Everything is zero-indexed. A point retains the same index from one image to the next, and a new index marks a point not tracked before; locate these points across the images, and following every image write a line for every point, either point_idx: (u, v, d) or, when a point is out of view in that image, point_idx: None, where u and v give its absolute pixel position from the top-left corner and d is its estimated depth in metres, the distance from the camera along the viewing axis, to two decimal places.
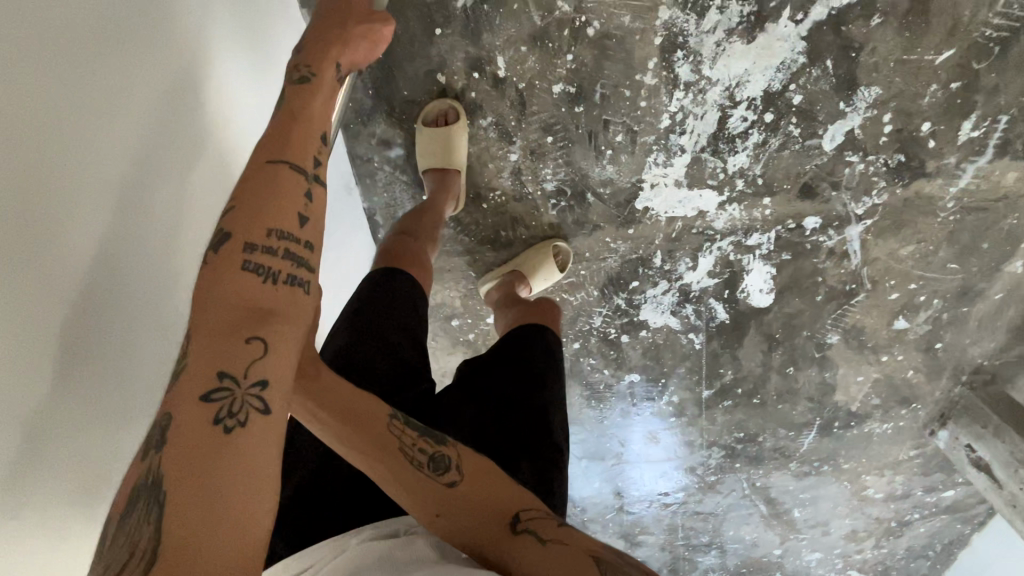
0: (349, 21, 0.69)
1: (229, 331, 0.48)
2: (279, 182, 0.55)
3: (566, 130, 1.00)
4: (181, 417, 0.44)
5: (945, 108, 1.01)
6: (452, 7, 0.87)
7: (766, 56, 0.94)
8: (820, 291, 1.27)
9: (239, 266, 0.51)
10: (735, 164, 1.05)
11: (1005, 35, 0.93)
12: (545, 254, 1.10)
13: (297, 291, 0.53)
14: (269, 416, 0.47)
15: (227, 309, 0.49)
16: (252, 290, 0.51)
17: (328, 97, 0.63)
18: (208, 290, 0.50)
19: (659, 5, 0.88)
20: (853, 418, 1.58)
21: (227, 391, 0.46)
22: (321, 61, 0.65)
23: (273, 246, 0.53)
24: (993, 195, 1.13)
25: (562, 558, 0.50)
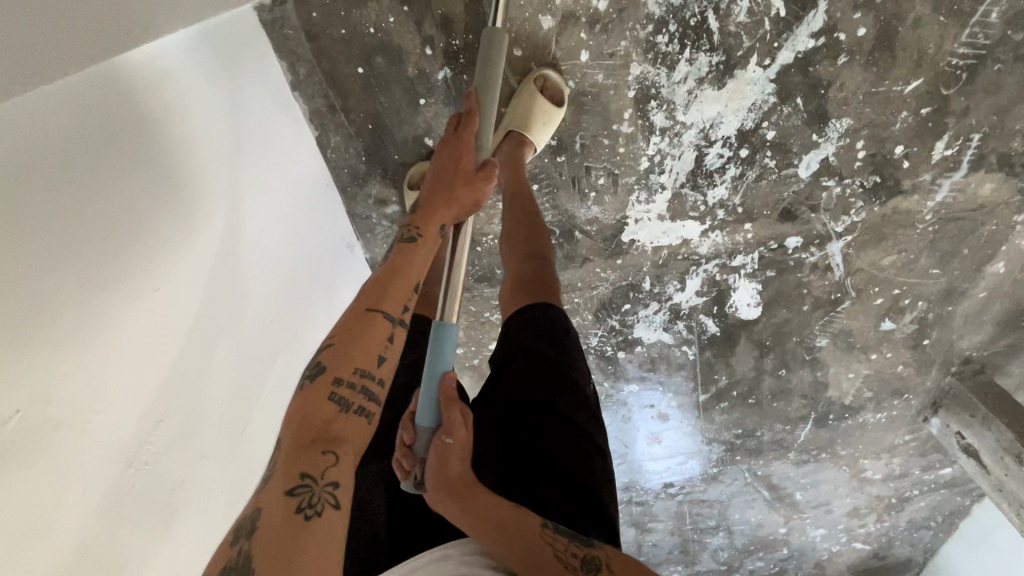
0: (457, 180, 0.75)
1: (310, 441, 0.53)
2: (372, 329, 0.61)
3: (550, 177, 1.06)
4: (268, 509, 0.48)
5: (917, 131, 1.04)
6: (433, 79, 0.92)
7: (737, 99, 0.98)
8: (806, 301, 1.33)
9: (326, 391, 0.56)
10: (715, 196, 1.10)
11: (970, 62, 0.96)
12: (529, 97, 0.91)
13: (366, 421, 0.58)
14: (338, 510, 0.50)
15: (313, 425, 0.54)
16: (332, 416, 0.56)
17: (426, 257, 0.71)
18: (299, 408, 0.55)
19: (630, 62, 0.92)
20: (847, 410, 1.64)
21: (310, 488, 0.49)
22: (428, 224, 0.73)
23: (355, 380, 0.58)
24: (970, 205, 1.17)
25: None
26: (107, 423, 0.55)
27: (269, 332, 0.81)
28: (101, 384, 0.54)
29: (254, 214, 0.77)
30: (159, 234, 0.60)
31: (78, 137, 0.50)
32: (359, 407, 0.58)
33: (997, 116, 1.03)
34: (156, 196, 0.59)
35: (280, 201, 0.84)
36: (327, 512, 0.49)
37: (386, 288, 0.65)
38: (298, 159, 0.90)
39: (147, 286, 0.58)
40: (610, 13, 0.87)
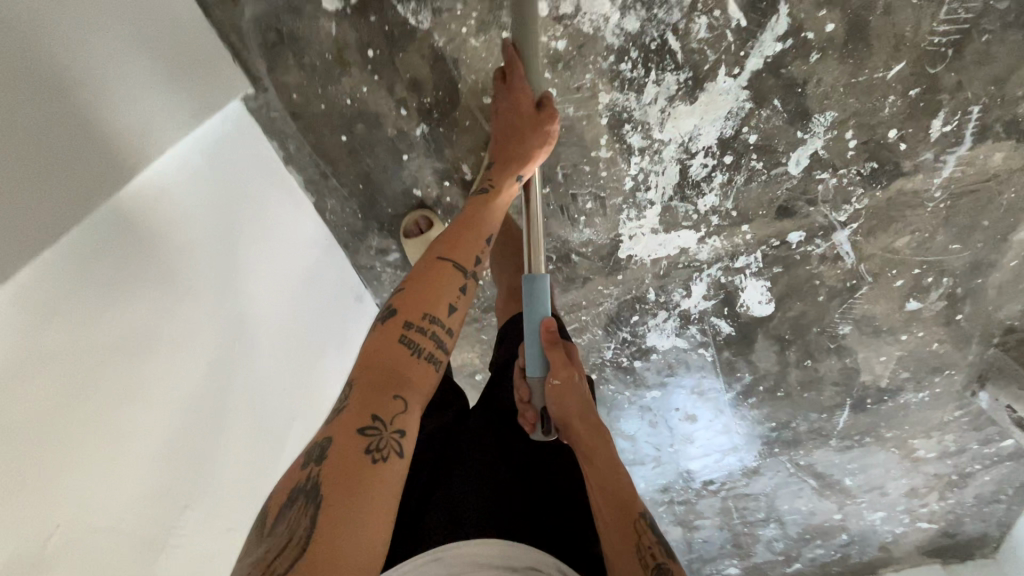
0: (528, 132, 0.84)
1: (377, 388, 0.57)
2: (446, 280, 0.68)
3: (538, 208, 1.09)
4: (347, 452, 0.52)
5: (909, 113, 1.01)
6: (412, 136, 0.96)
7: (711, 110, 0.98)
8: (821, 291, 1.30)
9: (399, 334, 0.62)
10: (706, 204, 1.10)
11: (955, 38, 0.92)
12: None
13: (435, 368, 0.63)
14: (405, 459, 0.55)
15: (390, 371, 0.59)
16: (407, 361, 0.61)
17: (497, 207, 0.81)
18: (376, 349, 0.61)
19: (598, 92, 0.94)
20: (885, 392, 1.59)
21: (380, 435, 0.54)
22: (502, 177, 0.84)
23: (427, 326, 0.64)
24: (982, 177, 1.12)
25: None
26: (131, 509, 0.63)
27: (275, 402, 0.88)
28: (115, 481, 0.61)
29: (252, 295, 0.84)
30: (161, 338, 0.67)
31: (69, 271, 0.57)
32: (428, 354, 0.63)
33: (995, 85, 0.99)
34: (155, 300, 0.67)
35: (278, 265, 0.91)
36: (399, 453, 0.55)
37: (462, 249, 0.73)
38: (293, 228, 0.97)
39: (153, 386, 0.66)
40: (570, 51, 0.89)
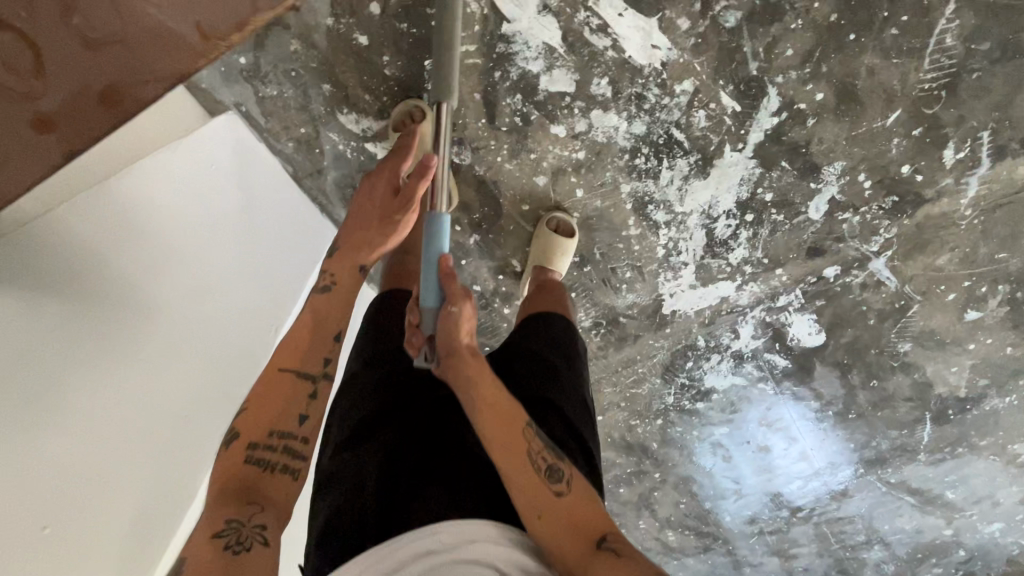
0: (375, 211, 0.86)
1: (235, 495, 0.63)
2: (282, 389, 0.72)
3: (583, 284, 1.23)
4: (196, 555, 0.57)
5: (917, 148, 1.08)
6: (467, 244, 1.15)
7: (725, 180, 1.09)
8: (870, 315, 1.33)
9: (242, 456, 0.67)
10: (737, 256, 1.20)
11: (945, 81, 1.00)
12: (544, 237, 1.09)
13: (292, 477, 0.68)
14: (269, 548, 0.60)
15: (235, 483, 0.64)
16: (253, 475, 0.66)
17: (343, 300, 0.81)
18: (221, 474, 0.65)
19: (619, 185, 1.08)
20: (966, 401, 1.55)
21: (238, 529, 0.59)
22: (341, 269, 0.83)
23: (274, 444, 0.68)
24: (1011, 190, 1.15)
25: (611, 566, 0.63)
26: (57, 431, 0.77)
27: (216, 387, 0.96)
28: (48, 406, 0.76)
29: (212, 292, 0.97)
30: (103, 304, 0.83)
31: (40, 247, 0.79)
32: (280, 465, 0.68)
33: (1000, 110, 1.04)
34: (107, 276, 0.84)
35: (239, 284, 1.00)
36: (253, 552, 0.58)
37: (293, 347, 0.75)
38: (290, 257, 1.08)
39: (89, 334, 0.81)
40: (589, 158, 1.04)
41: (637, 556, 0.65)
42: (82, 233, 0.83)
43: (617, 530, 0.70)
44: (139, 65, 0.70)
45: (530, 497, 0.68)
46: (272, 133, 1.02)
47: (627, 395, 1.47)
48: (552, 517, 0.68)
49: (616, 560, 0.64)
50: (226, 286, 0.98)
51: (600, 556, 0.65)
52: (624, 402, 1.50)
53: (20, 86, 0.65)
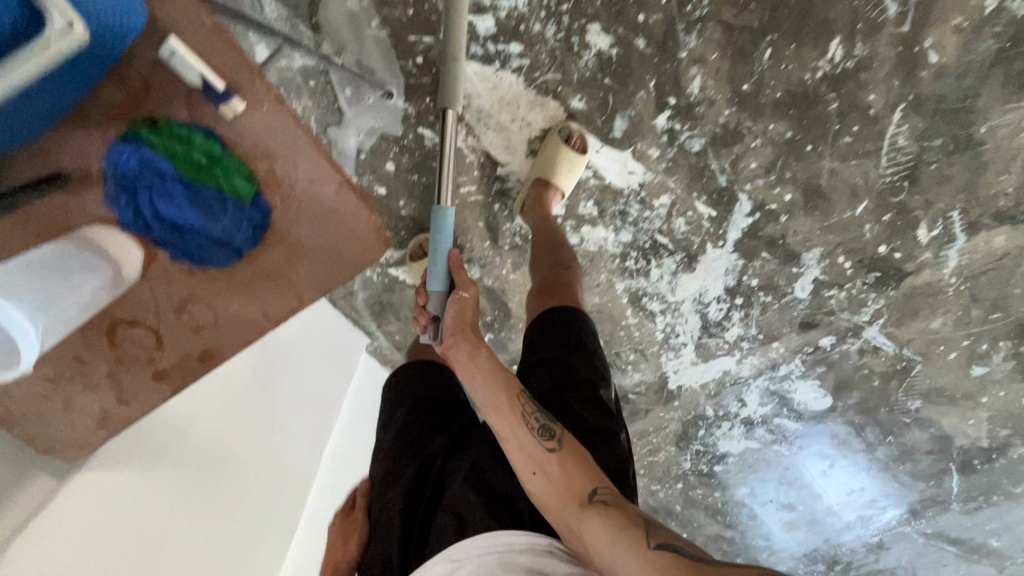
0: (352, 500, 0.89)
1: None
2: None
3: None
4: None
5: (891, 231, 1.16)
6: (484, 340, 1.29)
7: (711, 271, 1.20)
8: (873, 377, 1.38)
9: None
10: (733, 335, 1.29)
11: (905, 173, 1.09)
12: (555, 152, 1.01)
13: None
14: None
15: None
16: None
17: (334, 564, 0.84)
18: None
19: (614, 284, 1.20)
20: (992, 451, 1.55)
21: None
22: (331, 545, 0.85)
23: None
24: (992, 257, 1.20)
25: (610, 526, 0.63)
26: None
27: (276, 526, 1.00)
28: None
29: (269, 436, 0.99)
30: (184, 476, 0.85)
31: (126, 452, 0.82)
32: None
33: (964, 192, 1.11)
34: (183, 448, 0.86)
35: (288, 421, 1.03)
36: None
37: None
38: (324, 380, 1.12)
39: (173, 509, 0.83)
40: (584, 263, 1.18)
41: (625, 505, 0.67)
42: (178, 408, 0.87)
43: (611, 484, 0.70)
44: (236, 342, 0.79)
45: (524, 451, 0.71)
46: None
47: (645, 461, 1.55)
48: (551, 474, 0.69)
49: (606, 510, 0.65)
50: (281, 427, 1.01)
51: (593, 508, 0.66)
52: (644, 467, 1.58)
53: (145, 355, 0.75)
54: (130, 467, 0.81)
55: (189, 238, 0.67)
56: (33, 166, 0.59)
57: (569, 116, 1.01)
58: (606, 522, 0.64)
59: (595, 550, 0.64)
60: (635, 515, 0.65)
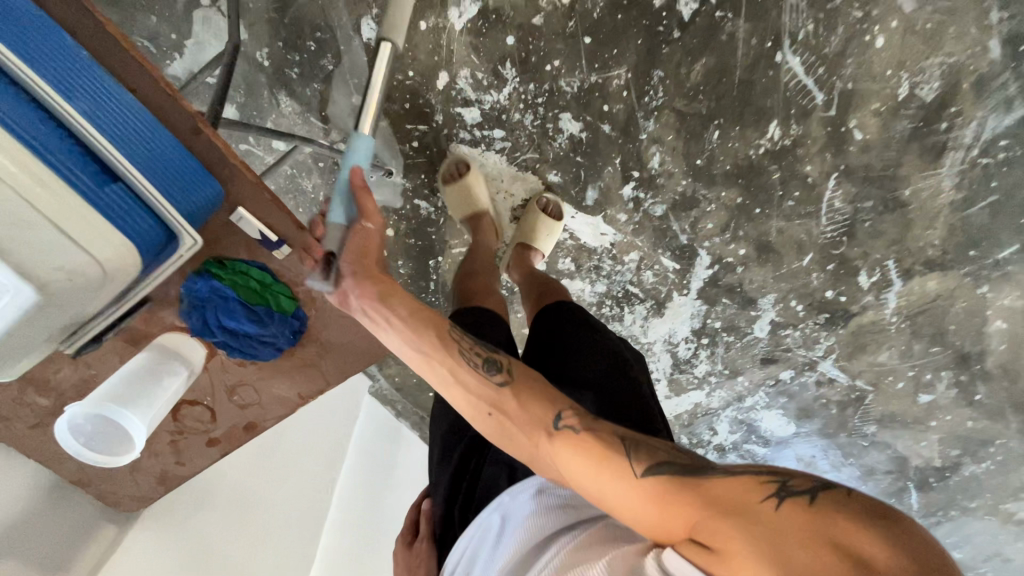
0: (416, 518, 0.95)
1: None
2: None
3: None
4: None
5: (835, 278, 1.31)
6: None
7: (678, 316, 1.34)
8: (831, 405, 1.52)
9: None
10: (701, 370, 1.43)
11: (843, 230, 1.24)
12: (533, 215, 1.15)
13: None
14: None
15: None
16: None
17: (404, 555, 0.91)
18: None
19: None
20: (945, 470, 1.67)
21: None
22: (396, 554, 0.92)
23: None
24: (927, 299, 1.35)
25: (598, 461, 0.58)
26: None
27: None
28: None
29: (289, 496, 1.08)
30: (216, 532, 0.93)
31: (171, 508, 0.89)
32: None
33: (896, 244, 1.27)
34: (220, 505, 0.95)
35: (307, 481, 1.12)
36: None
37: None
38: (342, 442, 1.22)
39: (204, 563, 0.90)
40: None
41: (594, 425, 0.62)
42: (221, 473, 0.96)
43: (569, 401, 0.66)
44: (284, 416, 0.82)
45: (475, 396, 0.65)
46: None
47: None
48: (509, 414, 0.64)
49: (574, 438, 0.60)
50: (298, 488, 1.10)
51: (561, 435, 0.61)
52: None
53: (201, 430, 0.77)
54: (171, 522, 0.88)
55: (243, 341, 0.69)
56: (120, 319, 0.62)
57: (547, 188, 1.16)
58: (577, 450, 0.59)
59: (571, 478, 0.60)
60: (605, 434, 0.60)
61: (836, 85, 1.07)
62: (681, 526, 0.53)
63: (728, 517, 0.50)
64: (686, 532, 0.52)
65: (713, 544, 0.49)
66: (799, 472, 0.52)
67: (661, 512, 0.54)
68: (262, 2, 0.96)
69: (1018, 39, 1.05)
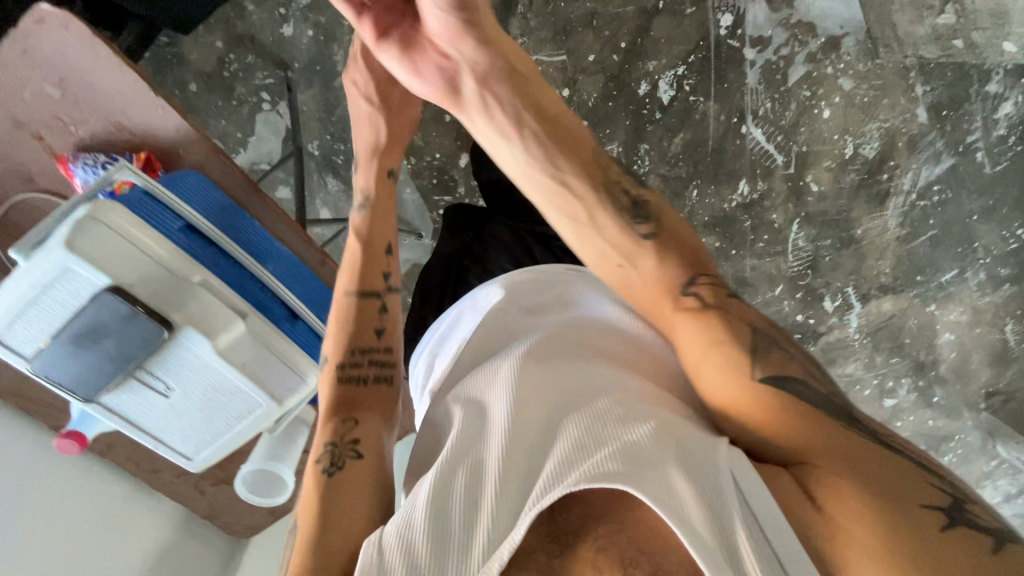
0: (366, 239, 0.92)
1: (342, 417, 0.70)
2: (367, 311, 0.78)
3: None
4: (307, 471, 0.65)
5: (803, 303, 1.51)
6: None
7: None
8: None
9: (337, 376, 0.74)
10: None
11: (807, 264, 1.45)
12: None
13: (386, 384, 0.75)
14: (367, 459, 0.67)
15: (348, 400, 0.72)
16: (358, 390, 0.73)
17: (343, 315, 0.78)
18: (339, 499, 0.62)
19: None
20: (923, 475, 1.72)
21: (335, 449, 0.67)
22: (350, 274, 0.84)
23: (362, 359, 0.75)
24: (885, 317, 1.54)
25: (766, 395, 0.57)
26: None
27: None
28: None
29: None
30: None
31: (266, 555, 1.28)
32: (373, 379, 0.75)
33: (853, 273, 1.47)
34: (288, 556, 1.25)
35: None
36: (351, 470, 0.65)
37: (363, 270, 0.80)
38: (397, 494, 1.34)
39: None
40: None
41: (735, 316, 0.63)
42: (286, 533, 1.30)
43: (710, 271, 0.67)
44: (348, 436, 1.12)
45: (608, 224, 0.65)
46: None
47: None
48: (641, 268, 0.65)
49: (707, 317, 0.62)
50: None
51: (687, 304, 0.64)
52: None
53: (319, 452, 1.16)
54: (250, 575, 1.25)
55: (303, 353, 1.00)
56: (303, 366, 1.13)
57: None
58: (701, 331, 0.62)
59: (683, 345, 0.63)
60: (743, 326, 0.62)
61: (793, 149, 1.28)
62: (814, 452, 0.55)
63: (869, 497, 0.52)
64: (810, 457, 0.55)
65: (823, 503, 0.52)
66: (981, 507, 0.54)
67: (779, 421, 0.56)
68: (312, 105, 1.15)
69: (940, 106, 1.27)
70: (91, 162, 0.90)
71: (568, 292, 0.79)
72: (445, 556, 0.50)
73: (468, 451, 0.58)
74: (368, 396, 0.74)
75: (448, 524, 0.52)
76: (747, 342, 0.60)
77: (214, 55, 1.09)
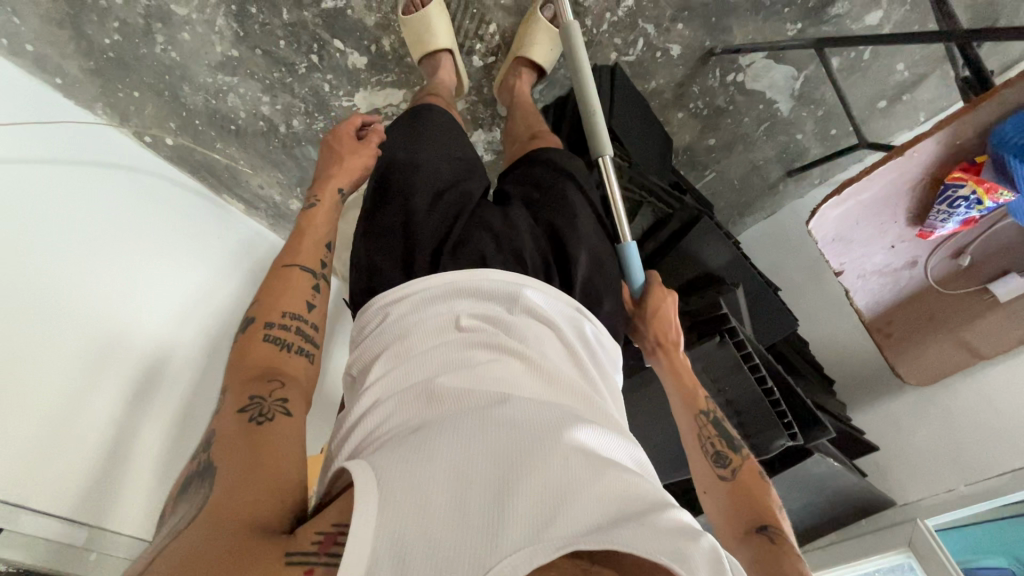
0: (338, 157, 0.79)
1: (257, 378, 0.55)
2: (296, 282, 0.65)
3: None
4: (220, 428, 0.50)
5: None
6: None
7: None
8: None
9: (262, 335, 0.59)
10: None
11: None
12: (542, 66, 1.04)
13: (308, 361, 0.60)
14: (293, 417, 0.52)
15: (259, 363, 0.56)
16: (274, 355, 0.58)
17: (280, 289, 0.64)
18: (241, 459, 0.45)
19: None
20: None
21: (259, 403, 0.51)
22: (313, 246, 0.70)
23: (286, 322, 0.61)
24: None
25: (728, 517, 0.64)
26: None
27: None
28: None
29: None
30: None
31: None
32: (298, 347, 0.60)
33: None
34: None
35: None
36: (273, 430, 0.49)
37: (294, 247, 0.69)
38: None
39: None
40: None
41: (742, 515, 0.63)
42: None
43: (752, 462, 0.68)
44: (998, 247, 0.83)
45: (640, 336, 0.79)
46: (836, 133, 1.22)
47: None
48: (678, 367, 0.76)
49: (704, 447, 0.69)
50: None
51: (693, 432, 0.71)
52: None
53: (972, 281, 0.86)
54: None
55: None
56: (978, 276, 0.86)
57: None
58: (700, 454, 0.69)
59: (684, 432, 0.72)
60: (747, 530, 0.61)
61: None
62: (713, 485, 0.67)
63: (741, 511, 0.63)
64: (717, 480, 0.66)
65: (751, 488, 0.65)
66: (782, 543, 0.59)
67: (691, 442, 0.71)
68: (682, 68, 1.09)
69: None
70: (939, 212, 0.74)
71: (557, 309, 0.63)
72: (453, 557, 0.36)
73: (480, 423, 0.46)
74: (307, 372, 0.59)
75: (449, 524, 0.38)
76: (718, 485, 0.66)
77: (665, 66, 1.08)
